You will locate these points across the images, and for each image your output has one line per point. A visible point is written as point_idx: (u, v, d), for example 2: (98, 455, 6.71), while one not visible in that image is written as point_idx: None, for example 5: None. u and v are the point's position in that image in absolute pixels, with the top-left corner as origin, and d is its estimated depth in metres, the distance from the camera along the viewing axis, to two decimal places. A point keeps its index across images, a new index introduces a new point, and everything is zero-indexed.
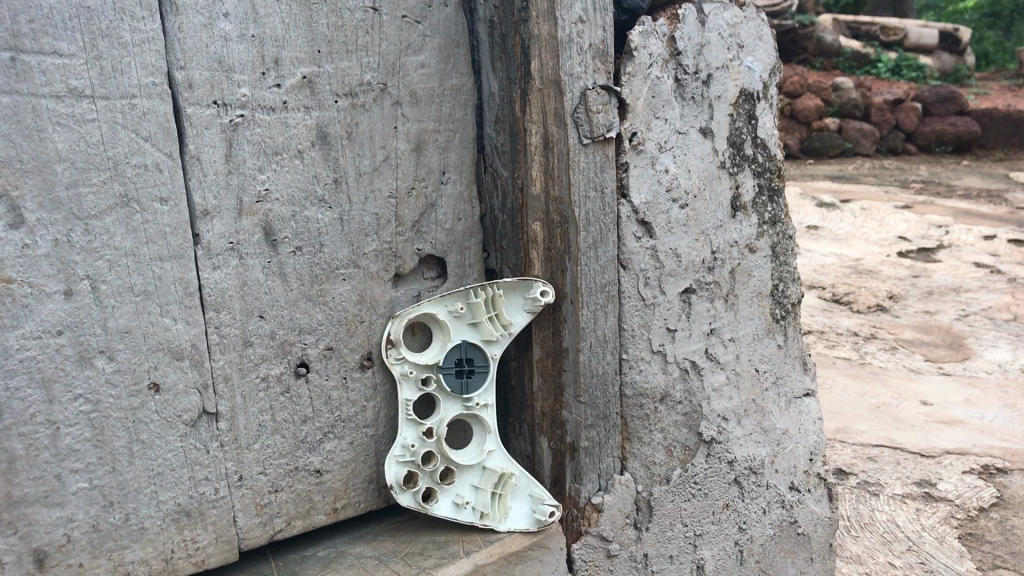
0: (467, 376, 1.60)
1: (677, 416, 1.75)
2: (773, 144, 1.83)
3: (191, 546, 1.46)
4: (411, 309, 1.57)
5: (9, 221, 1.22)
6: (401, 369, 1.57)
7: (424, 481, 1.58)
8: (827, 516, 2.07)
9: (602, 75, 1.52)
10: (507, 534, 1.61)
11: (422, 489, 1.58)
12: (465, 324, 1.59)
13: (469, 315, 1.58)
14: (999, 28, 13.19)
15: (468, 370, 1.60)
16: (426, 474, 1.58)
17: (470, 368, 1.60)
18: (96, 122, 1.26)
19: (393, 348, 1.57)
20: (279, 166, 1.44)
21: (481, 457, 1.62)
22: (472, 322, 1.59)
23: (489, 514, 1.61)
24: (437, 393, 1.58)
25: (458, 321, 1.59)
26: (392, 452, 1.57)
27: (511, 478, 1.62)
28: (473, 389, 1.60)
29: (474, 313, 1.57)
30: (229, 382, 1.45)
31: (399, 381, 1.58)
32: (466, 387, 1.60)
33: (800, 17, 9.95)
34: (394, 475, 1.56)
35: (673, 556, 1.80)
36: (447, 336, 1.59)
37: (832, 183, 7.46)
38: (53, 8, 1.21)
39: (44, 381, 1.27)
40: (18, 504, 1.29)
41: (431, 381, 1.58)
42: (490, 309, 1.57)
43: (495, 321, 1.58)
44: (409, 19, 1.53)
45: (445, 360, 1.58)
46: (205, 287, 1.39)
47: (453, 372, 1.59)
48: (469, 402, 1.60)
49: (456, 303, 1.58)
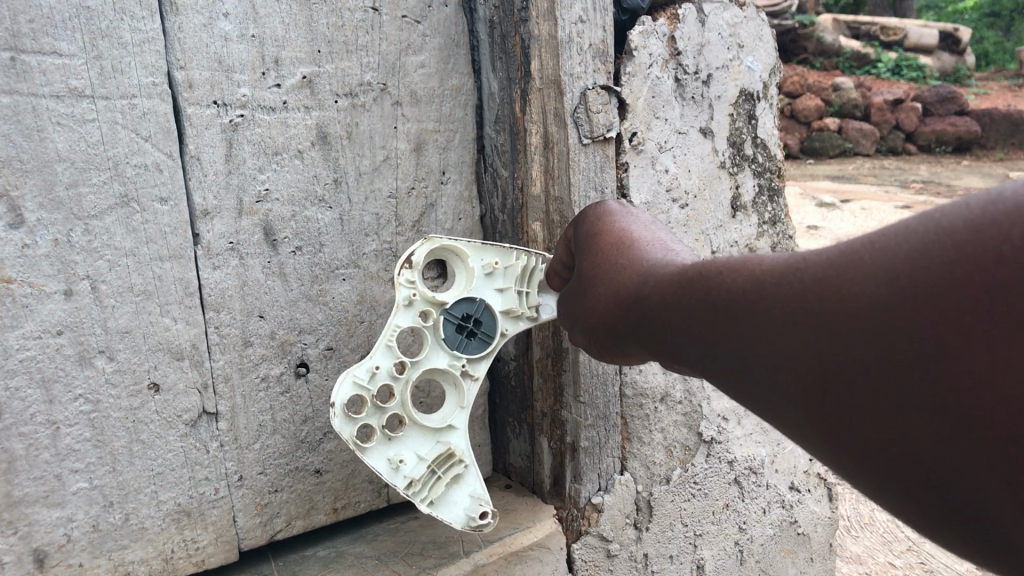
0: (472, 338, 1.43)
1: (676, 417, 1.77)
2: (773, 144, 1.84)
3: (191, 546, 1.45)
4: (449, 240, 1.38)
5: (9, 221, 1.21)
6: (407, 300, 1.36)
7: (373, 418, 1.35)
8: (826, 516, 2.07)
9: (602, 75, 1.53)
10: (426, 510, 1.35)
11: (367, 419, 1.34)
12: (490, 284, 1.44)
13: (501, 272, 1.44)
14: (999, 28, 13.22)
15: (471, 331, 1.42)
16: (376, 412, 1.36)
17: (477, 329, 1.43)
18: (96, 122, 1.26)
19: (408, 268, 1.36)
20: (279, 167, 1.44)
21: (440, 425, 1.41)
22: (499, 286, 1.44)
23: (418, 489, 1.36)
24: (430, 336, 1.39)
25: (486, 277, 1.43)
26: (353, 369, 1.33)
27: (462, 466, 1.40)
28: (467, 351, 1.43)
29: (505, 276, 1.43)
30: (229, 382, 1.45)
31: (398, 308, 1.36)
32: (461, 345, 1.42)
33: (800, 17, 9.93)
34: (348, 390, 1.31)
35: (673, 556, 1.80)
36: (469, 282, 1.42)
37: (833, 183, 7.44)
38: (53, 8, 1.21)
39: (44, 381, 1.27)
40: (18, 504, 1.28)
41: (430, 320, 1.39)
42: (526, 279, 1.45)
43: (526, 296, 1.44)
44: (409, 19, 1.54)
45: (453, 309, 1.41)
46: (205, 287, 1.39)
47: (455, 326, 1.41)
48: (456, 361, 1.42)
49: (492, 258, 1.43)
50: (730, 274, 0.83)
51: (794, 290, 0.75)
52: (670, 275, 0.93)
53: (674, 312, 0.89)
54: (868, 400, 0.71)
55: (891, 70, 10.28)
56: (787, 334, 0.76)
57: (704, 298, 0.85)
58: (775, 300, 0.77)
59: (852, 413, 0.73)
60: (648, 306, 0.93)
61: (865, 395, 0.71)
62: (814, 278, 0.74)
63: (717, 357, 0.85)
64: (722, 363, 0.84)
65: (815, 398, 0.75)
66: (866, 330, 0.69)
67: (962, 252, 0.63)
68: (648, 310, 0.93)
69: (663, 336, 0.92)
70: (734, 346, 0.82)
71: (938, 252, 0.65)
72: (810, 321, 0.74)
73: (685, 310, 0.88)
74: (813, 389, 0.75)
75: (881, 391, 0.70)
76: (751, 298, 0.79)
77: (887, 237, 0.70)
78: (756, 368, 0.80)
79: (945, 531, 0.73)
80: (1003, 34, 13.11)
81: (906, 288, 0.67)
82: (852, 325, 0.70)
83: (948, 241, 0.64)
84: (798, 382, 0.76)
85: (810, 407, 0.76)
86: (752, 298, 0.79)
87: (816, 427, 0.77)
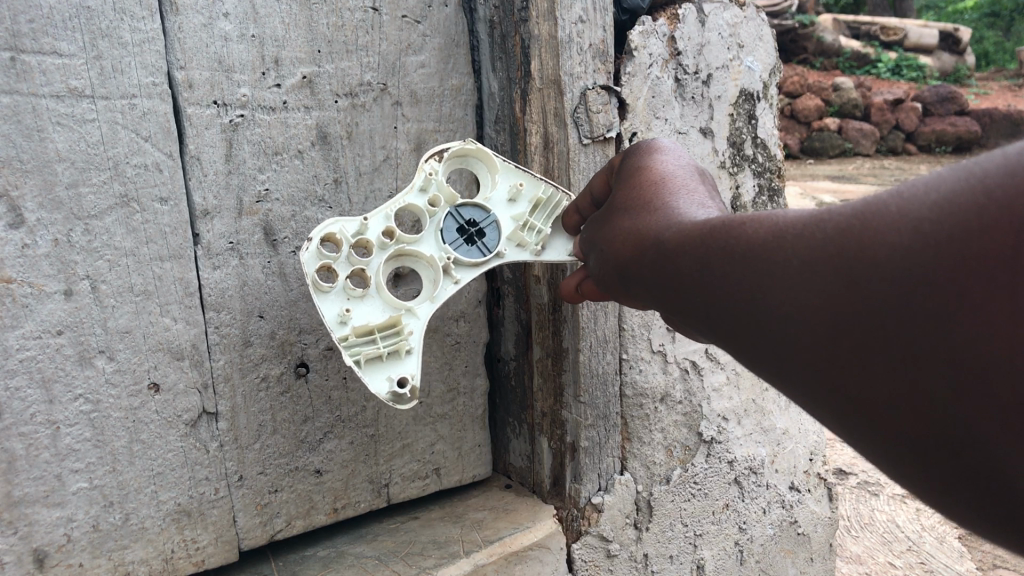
0: (470, 244, 1.35)
1: (676, 417, 1.77)
2: (773, 143, 1.84)
3: (191, 546, 1.45)
4: (482, 148, 1.37)
5: (10, 222, 1.21)
6: (424, 183, 1.33)
7: (341, 260, 1.26)
8: (826, 516, 2.07)
9: (602, 75, 1.53)
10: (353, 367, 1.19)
11: (336, 259, 1.26)
12: (506, 204, 1.39)
13: (523, 199, 1.39)
14: (999, 28, 13.23)
15: (470, 235, 1.35)
16: (347, 262, 1.27)
17: (478, 238, 1.36)
18: (96, 122, 1.26)
19: (434, 156, 1.34)
20: (279, 167, 1.44)
21: (400, 306, 1.27)
22: (512, 209, 1.39)
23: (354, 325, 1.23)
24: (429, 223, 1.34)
25: (505, 197, 1.39)
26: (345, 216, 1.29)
27: (404, 356, 1.25)
28: (457, 251, 1.34)
29: (522, 201, 1.39)
30: (229, 383, 1.44)
31: (413, 186, 1.33)
32: (455, 243, 1.35)
33: (800, 17, 9.92)
34: (334, 227, 1.26)
35: (673, 556, 1.80)
36: (488, 194, 1.39)
37: (833, 183, 7.44)
38: (53, 8, 1.21)
39: (44, 381, 1.27)
40: (18, 504, 1.28)
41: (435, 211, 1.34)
42: (544, 213, 1.38)
43: (537, 227, 1.37)
44: (409, 19, 1.54)
45: (461, 211, 1.36)
46: (205, 287, 1.39)
47: (457, 227, 1.35)
48: (444, 253, 1.33)
49: (517, 181, 1.39)
50: (752, 222, 0.79)
51: (816, 237, 0.72)
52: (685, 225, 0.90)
53: (685, 263, 0.86)
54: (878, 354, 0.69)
55: (891, 70, 10.29)
56: (801, 284, 0.73)
57: (718, 247, 0.82)
58: (792, 250, 0.74)
59: (859, 368, 0.70)
60: (658, 262, 0.90)
61: (876, 349, 0.69)
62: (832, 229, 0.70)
63: (724, 311, 0.82)
64: (728, 317, 0.81)
65: (824, 351, 0.72)
66: (884, 279, 0.66)
67: (992, 198, 0.60)
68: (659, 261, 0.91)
69: (671, 291, 0.89)
70: (742, 298, 0.79)
71: (966, 198, 0.62)
72: (827, 270, 0.70)
73: (697, 259, 0.84)
74: (825, 342, 0.72)
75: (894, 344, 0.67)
76: (770, 247, 0.76)
77: (917, 184, 0.66)
78: (762, 322, 0.77)
79: (949, 496, 0.71)
80: (1003, 34, 13.12)
81: (930, 235, 0.63)
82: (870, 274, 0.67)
83: (978, 187, 0.61)
84: (805, 334, 0.73)
85: (817, 362, 0.73)
86: (770, 246, 0.76)
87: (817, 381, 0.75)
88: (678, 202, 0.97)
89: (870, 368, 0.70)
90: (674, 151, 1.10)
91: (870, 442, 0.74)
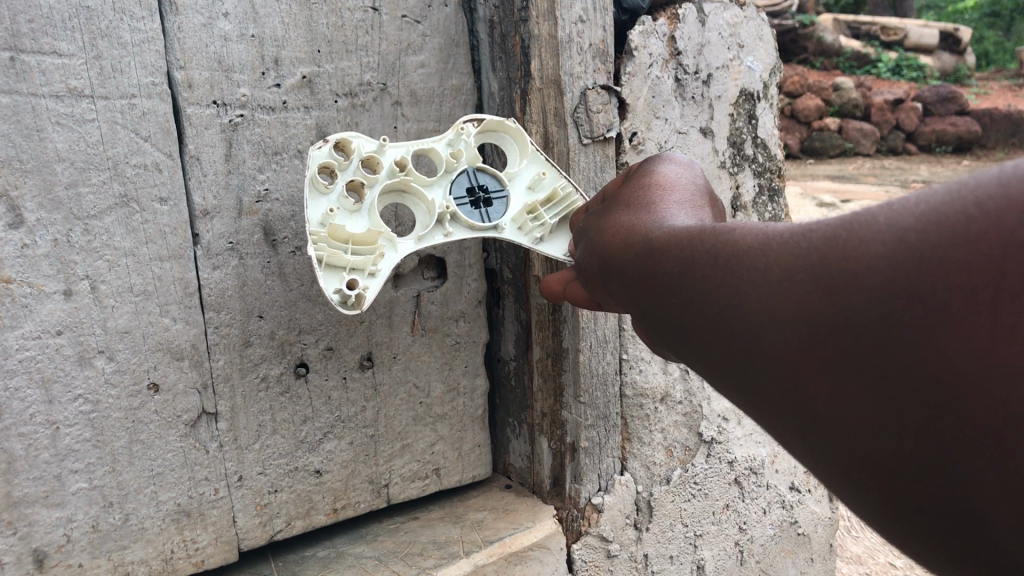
0: (474, 207, 1.35)
1: (676, 416, 1.77)
2: (772, 143, 1.84)
3: (191, 546, 1.45)
4: (519, 132, 1.38)
5: (9, 221, 1.21)
6: (453, 138, 1.35)
7: (346, 168, 1.27)
8: (825, 516, 2.07)
9: (602, 75, 1.53)
10: (312, 256, 1.18)
11: (342, 167, 1.26)
12: (519, 187, 1.39)
13: (540, 189, 1.39)
14: (999, 28, 13.25)
15: (477, 200, 1.35)
16: (350, 175, 1.28)
17: (483, 205, 1.36)
18: (96, 122, 1.26)
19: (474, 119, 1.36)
20: (279, 167, 1.44)
21: (385, 230, 1.27)
22: (523, 195, 1.39)
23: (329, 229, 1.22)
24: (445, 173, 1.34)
25: (520, 180, 1.39)
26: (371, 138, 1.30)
27: (366, 274, 1.24)
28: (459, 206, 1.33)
29: (536, 190, 1.39)
30: (229, 382, 1.44)
31: (443, 137, 1.34)
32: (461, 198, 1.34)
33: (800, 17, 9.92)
34: (353, 137, 1.27)
35: (673, 556, 1.80)
36: (509, 174, 1.39)
37: (833, 183, 7.43)
38: (53, 8, 1.21)
39: (44, 381, 1.27)
40: (17, 505, 1.28)
41: (453, 166, 1.34)
42: (556, 209, 1.38)
43: (544, 218, 1.37)
44: (409, 19, 1.54)
45: (477, 174, 1.36)
46: (205, 287, 1.39)
47: (468, 186, 1.35)
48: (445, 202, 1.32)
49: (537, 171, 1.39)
50: (736, 230, 0.77)
51: (800, 246, 0.70)
52: (669, 229, 0.87)
53: (664, 269, 0.83)
54: (852, 372, 0.66)
55: (891, 70, 10.28)
56: (778, 296, 0.70)
57: (699, 254, 0.79)
58: (773, 258, 0.72)
59: (829, 386, 0.68)
60: (639, 268, 0.88)
61: (850, 366, 0.66)
62: (820, 238, 0.68)
63: (694, 321, 0.79)
64: (699, 328, 0.79)
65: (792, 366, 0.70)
66: (863, 290, 0.64)
67: (983, 208, 0.58)
68: (639, 267, 0.88)
69: (649, 300, 0.86)
70: (715, 311, 0.76)
71: (955, 210, 0.59)
72: (807, 279, 0.68)
73: (676, 265, 0.82)
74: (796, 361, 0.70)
75: (870, 362, 0.65)
76: (751, 255, 0.73)
77: (908, 196, 0.64)
78: (732, 333, 0.74)
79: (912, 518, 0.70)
80: (1003, 35, 13.13)
81: (915, 246, 0.61)
82: (850, 289, 0.65)
83: (970, 198, 0.59)
84: (775, 349, 0.71)
85: (789, 379, 0.71)
86: (751, 254, 0.73)
87: (784, 396, 0.72)
88: (670, 213, 0.96)
89: (841, 385, 0.67)
90: (678, 162, 1.09)
91: (832, 464, 0.72)
